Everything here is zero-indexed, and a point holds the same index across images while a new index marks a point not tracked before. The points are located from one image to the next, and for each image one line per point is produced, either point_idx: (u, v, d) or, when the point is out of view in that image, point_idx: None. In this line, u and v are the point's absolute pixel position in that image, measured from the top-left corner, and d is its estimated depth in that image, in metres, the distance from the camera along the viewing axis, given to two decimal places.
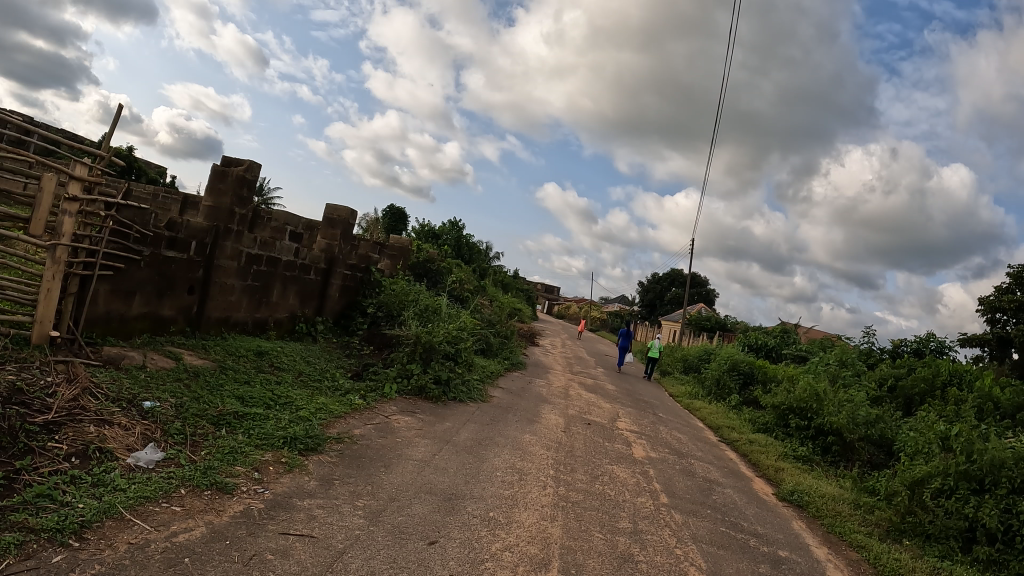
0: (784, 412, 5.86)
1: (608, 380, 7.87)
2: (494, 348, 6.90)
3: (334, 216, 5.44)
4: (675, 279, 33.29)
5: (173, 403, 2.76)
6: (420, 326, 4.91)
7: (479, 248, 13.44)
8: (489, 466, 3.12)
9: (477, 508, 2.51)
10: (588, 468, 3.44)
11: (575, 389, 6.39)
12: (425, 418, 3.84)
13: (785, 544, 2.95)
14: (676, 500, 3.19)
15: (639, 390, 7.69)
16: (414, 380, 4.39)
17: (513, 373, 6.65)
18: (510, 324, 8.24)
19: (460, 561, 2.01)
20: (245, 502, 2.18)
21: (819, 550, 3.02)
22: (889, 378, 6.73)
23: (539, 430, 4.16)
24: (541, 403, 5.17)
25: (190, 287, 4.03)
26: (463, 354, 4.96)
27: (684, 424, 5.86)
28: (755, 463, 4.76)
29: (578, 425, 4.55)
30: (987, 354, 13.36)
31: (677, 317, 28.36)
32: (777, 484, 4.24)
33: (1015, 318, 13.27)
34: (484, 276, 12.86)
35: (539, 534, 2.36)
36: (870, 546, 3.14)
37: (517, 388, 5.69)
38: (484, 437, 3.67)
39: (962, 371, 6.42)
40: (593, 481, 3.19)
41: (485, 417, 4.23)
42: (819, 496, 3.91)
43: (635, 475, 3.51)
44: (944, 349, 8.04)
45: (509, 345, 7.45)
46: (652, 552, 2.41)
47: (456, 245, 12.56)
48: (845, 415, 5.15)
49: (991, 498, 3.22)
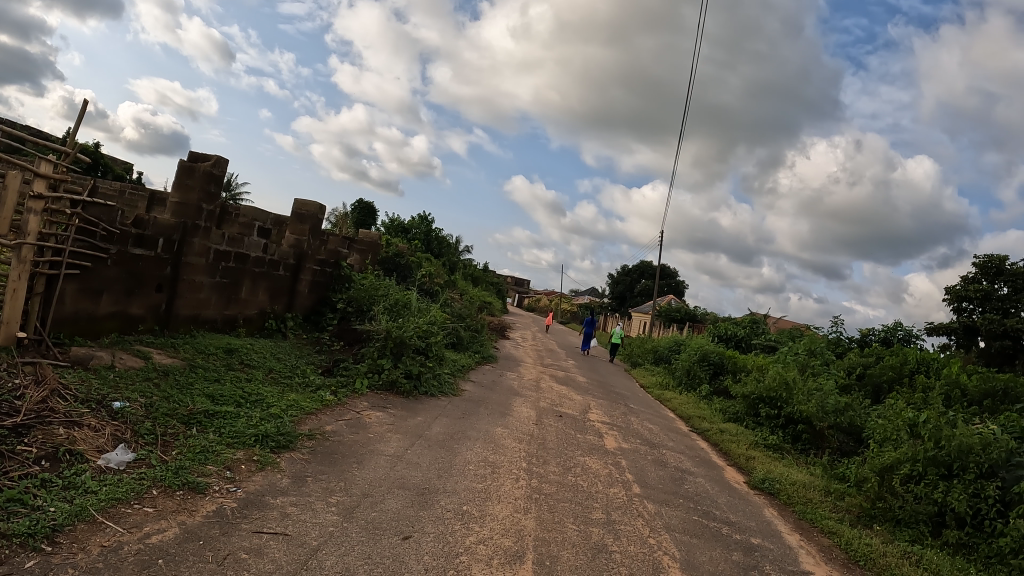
0: (754, 401, 5.92)
1: (579, 372, 7.92)
2: (465, 342, 6.90)
3: (302, 211, 5.40)
4: (644, 270, 33.69)
5: (143, 403, 2.73)
6: (391, 321, 4.89)
7: (449, 241, 13.47)
8: (462, 460, 3.12)
9: (450, 501, 2.51)
10: (561, 459, 3.45)
11: (546, 381, 6.43)
12: (396, 413, 3.83)
13: (759, 532, 2.98)
14: (649, 490, 3.22)
15: (609, 381, 7.74)
16: (385, 374, 4.38)
17: (484, 366, 6.67)
18: (480, 318, 8.26)
19: (434, 555, 2.01)
20: (218, 502, 2.16)
21: (792, 537, 3.07)
22: (858, 366, 6.83)
23: (511, 422, 4.17)
24: (512, 395, 5.19)
25: (158, 285, 3.97)
26: (434, 348, 4.96)
27: (656, 414, 5.91)
28: (726, 452, 4.81)
29: (550, 416, 4.57)
30: (955, 342, 13.62)
31: (648, 308, 28.57)
32: (748, 472, 4.29)
33: (981, 306, 13.52)
34: (453, 270, 12.88)
35: (513, 527, 2.36)
36: (840, 532, 3.19)
37: (489, 381, 5.71)
38: (457, 431, 3.67)
39: (930, 359, 6.55)
40: (566, 473, 3.21)
41: (457, 410, 4.24)
42: (790, 484, 3.96)
43: (608, 466, 3.53)
44: (911, 338, 8.19)
45: (479, 338, 7.47)
46: (625, 542, 2.43)
47: (425, 239, 12.51)
48: (814, 403, 5.22)
49: (959, 482, 3.28)
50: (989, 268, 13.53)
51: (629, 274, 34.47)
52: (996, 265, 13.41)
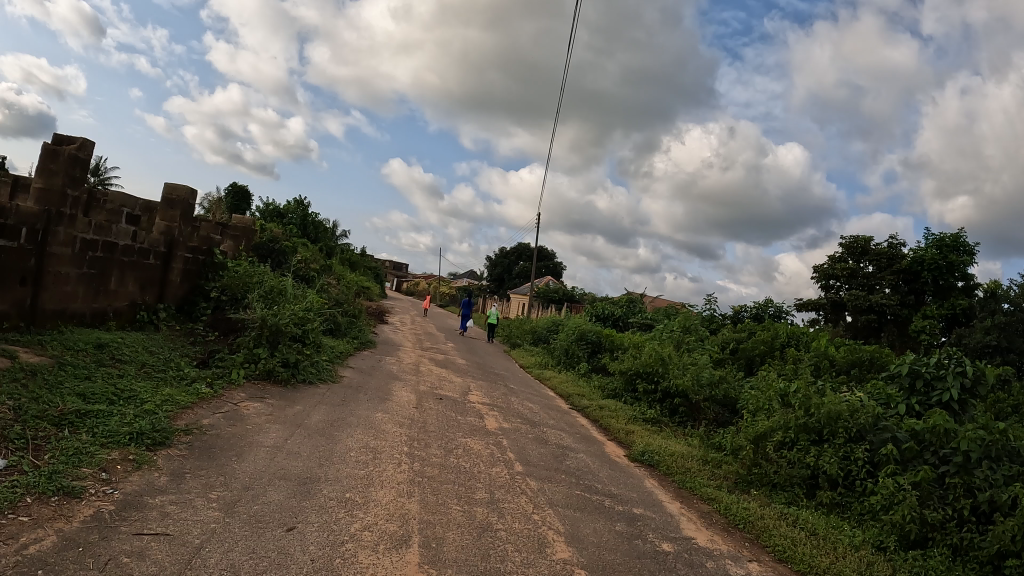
0: (631, 377, 6.13)
1: (458, 355, 7.95)
2: (342, 328, 6.81)
3: (173, 196, 5.17)
4: (523, 252, 34.21)
5: (10, 406, 2.55)
6: (266, 309, 4.75)
7: (326, 226, 13.22)
8: (343, 447, 3.08)
9: (333, 490, 2.48)
10: (442, 442, 3.47)
11: (425, 364, 6.43)
12: (276, 404, 3.74)
13: (640, 502, 3.10)
14: (531, 467, 3.29)
15: (489, 363, 7.80)
16: (262, 364, 4.27)
17: (363, 352, 6.60)
18: (359, 304, 8.15)
19: (320, 545, 1.99)
20: (95, 505, 2.05)
21: (672, 505, 3.20)
22: (731, 341, 7.18)
23: (391, 407, 4.15)
24: (392, 380, 5.18)
25: (21, 278, 3.72)
26: (311, 335, 4.87)
27: (536, 393, 6.02)
28: (606, 427, 4.96)
29: (430, 399, 4.59)
30: (824, 317, 14.52)
31: (526, 291, 29.01)
32: (628, 446, 4.44)
33: (848, 284, 14.45)
34: (330, 255, 12.68)
35: (398, 511, 2.36)
36: (719, 498, 3.36)
37: (368, 366, 5.68)
38: (336, 418, 3.62)
39: (799, 334, 6.95)
40: (447, 455, 3.23)
41: (337, 397, 4.18)
42: (668, 455, 4.13)
43: (489, 446, 3.57)
44: (781, 314, 8.68)
45: (357, 324, 7.37)
46: (509, 519, 2.48)
47: (302, 224, 12.31)
48: (690, 377, 5.45)
49: (830, 446, 3.52)
50: (855, 248, 14.46)
51: (507, 257, 34.88)
52: (862, 245, 14.36)
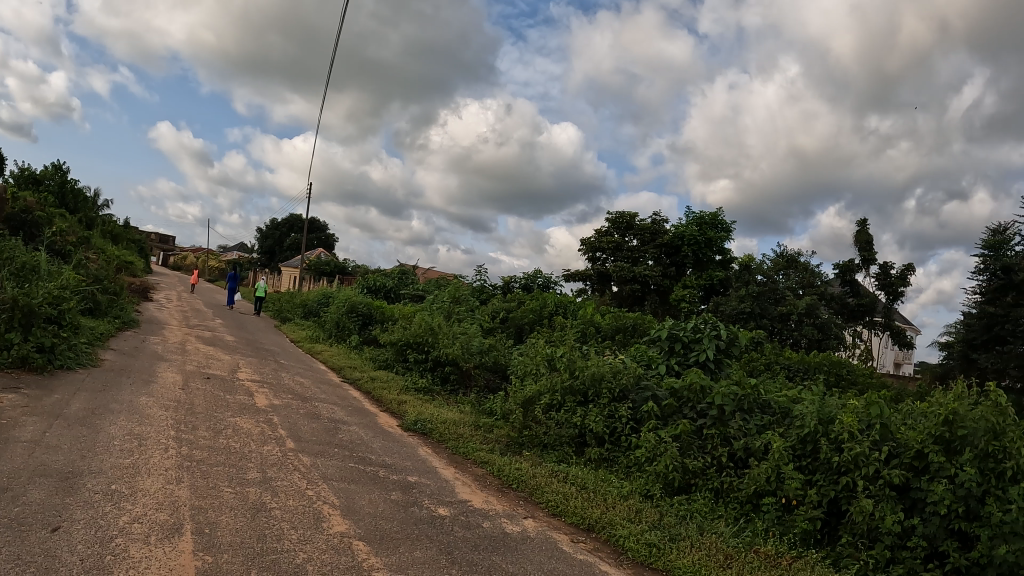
0: (402, 347, 6.20)
1: (225, 331, 7.51)
2: (102, 308, 6.19)
3: None
4: (293, 224, 33.00)
5: None
6: (16, 287, 4.22)
7: (84, 196, 11.95)
8: (104, 435, 2.83)
9: (96, 483, 2.27)
10: (211, 423, 3.29)
11: (193, 343, 6.05)
12: (28, 392, 3.35)
13: (416, 471, 3.17)
14: (303, 443, 3.23)
15: (260, 339, 7.46)
16: (15, 350, 3.78)
17: (125, 332, 6.05)
18: (120, 279, 7.43)
19: (87, 543, 1.82)
20: None
21: (448, 471, 3.30)
22: (501, 311, 7.49)
23: (156, 390, 3.86)
24: (157, 361, 4.82)
25: None
26: (68, 315, 4.36)
27: (306, 367, 5.90)
28: (379, 399, 4.99)
29: (197, 379, 4.34)
30: (591, 287, 15.58)
31: (295, 264, 27.98)
32: (401, 416, 4.50)
33: (611, 256, 15.53)
34: (92, 226, 11.49)
35: (168, 499, 2.22)
36: (492, 461, 3.52)
37: (131, 347, 5.23)
38: (96, 405, 3.31)
39: (565, 303, 7.47)
40: (217, 437, 3.07)
41: (96, 382, 3.83)
42: (441, 423, 4.24)
43: (260, 424, 3.45)
44: (548, 285, 9.23)
45: (119, 302, 6.73)
46: (284, 498, 2.43)
47: (59, 192, 11.05)
48: (460, 347, 5.69)
49: (595, 406, 3.81)
50: (619, 223, 15.57)
51: (278, 228, 33.41)
52: (627, 220, 15.50)
